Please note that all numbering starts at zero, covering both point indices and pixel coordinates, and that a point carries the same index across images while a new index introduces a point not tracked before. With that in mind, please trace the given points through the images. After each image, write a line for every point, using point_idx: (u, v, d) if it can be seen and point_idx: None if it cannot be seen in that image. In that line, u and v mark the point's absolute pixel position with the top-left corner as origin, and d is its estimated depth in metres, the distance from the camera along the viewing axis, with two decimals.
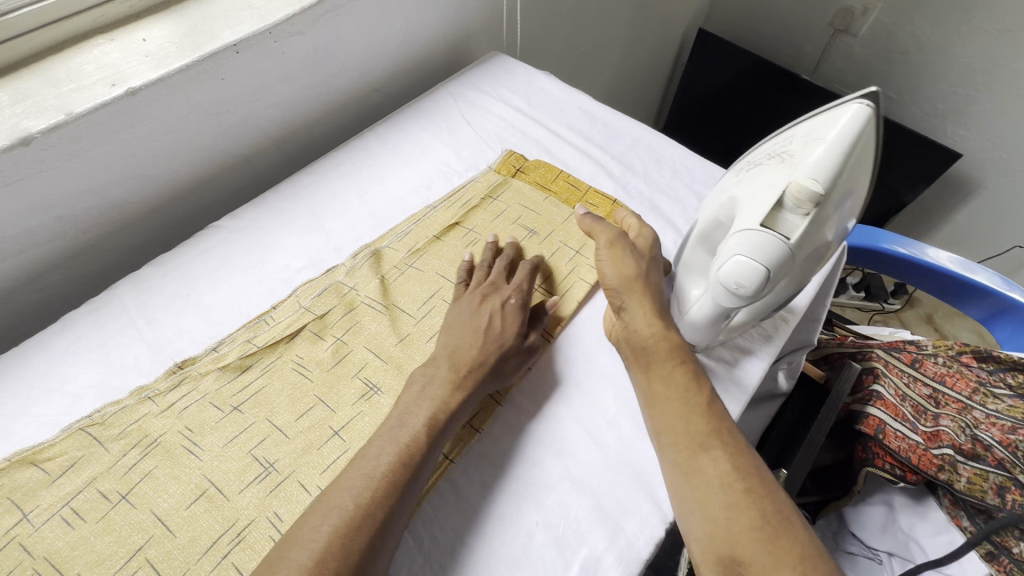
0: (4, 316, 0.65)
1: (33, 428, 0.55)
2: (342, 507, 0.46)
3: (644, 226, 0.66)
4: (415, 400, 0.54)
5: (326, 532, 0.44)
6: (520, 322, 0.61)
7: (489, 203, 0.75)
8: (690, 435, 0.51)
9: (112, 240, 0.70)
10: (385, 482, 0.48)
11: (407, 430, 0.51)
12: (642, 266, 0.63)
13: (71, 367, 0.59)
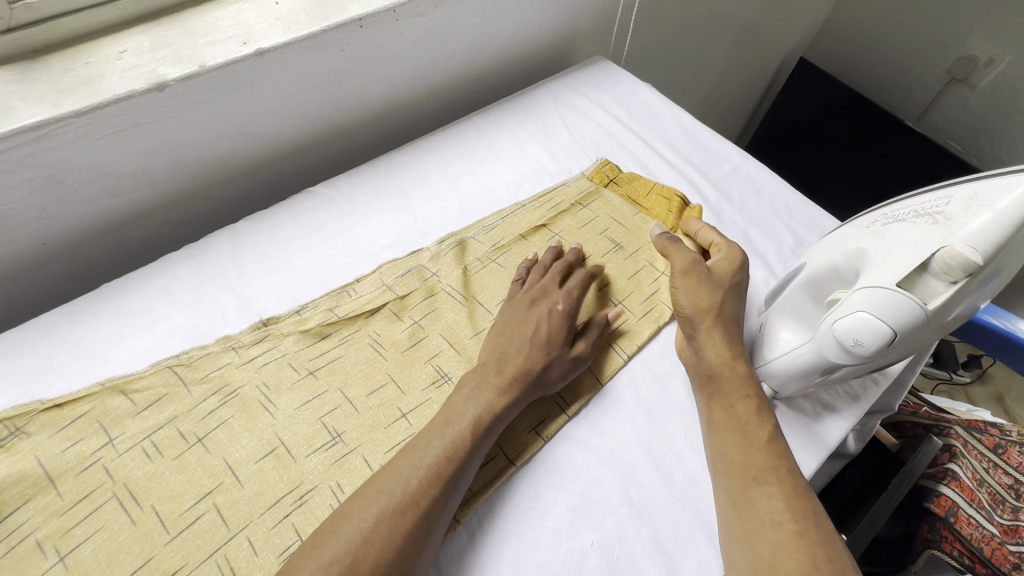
0: (110, 247, 0.69)
1: (125, 358, 0.58)
2: (390, 493, 0.46)
3: (729, 251, 0.64)
4: (485, 396, 0.54)
5: (375, 513, 0.45)
6: (566, 331, 0.60)
7: (578, 210, 0.74)
8: (745, 467, 0.50)
9: (214, 191, 0.73)
10: (438, 480, 0.48)
11: (454, 428, 0.51)
12: (717, 293, 0.60)
13: (166, 306, 0.62)
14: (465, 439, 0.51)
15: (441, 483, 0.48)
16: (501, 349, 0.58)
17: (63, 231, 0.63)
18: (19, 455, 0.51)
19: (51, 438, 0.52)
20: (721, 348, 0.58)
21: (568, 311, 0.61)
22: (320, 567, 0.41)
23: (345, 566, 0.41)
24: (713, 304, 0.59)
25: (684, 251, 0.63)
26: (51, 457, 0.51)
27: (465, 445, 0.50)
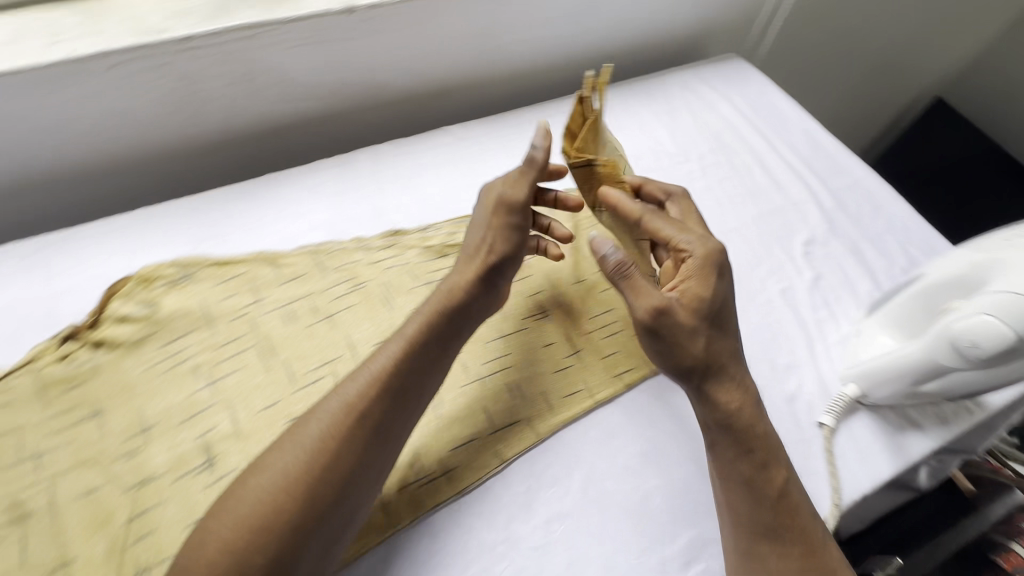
0: (270, 147, 0.78)
1: (276, 238, 0.67)
2: (336, 409, 0.44)
3: (692, 289, 0.50)
4: (416, 325, 0.50)
5: (320, 426, 0.43)
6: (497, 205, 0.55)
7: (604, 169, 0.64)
8: (756, 525, 0.48)
9: (364, 116, 0.81)
10: (351, 414, 0.44)
11: (387, 354, 0.48)
12: (697, 336, 0.49)
13: (313, 202, 0.70)
14: (385, 376, 0.46)
15: (363, 429, 0.44)
16: (433, 301, 0.51)
17: (241, 124, 0.73)
18: (188, 295, 0.61)
19: (212, 289, 0.62)
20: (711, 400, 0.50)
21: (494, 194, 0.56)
22: (262, 475, 0.41)
23: (278, 480, 0.41)
24: (693, 363, 0.49)
25: (642, 293, 0.48)
26: (210, 303, 0.61)
27: (408, 357, 0.48)
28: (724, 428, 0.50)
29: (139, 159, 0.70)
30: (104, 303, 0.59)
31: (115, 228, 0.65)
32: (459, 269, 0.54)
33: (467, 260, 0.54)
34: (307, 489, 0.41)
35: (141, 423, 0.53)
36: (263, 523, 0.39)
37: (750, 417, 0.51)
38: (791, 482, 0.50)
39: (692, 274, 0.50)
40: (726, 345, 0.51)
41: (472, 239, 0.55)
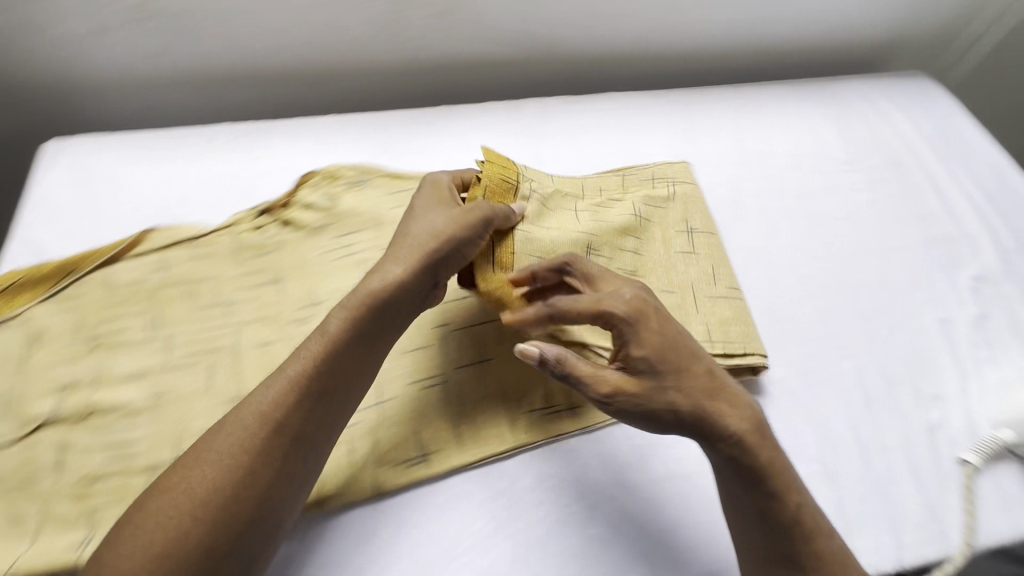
0: (445, 84, 0.82)
1: (443, 165, 0.71)
2: (248, 422, 0.41)
3: (638, 364, 0.46)
4: (336, 322, 0.46)
5: (229, 442, 0.40)
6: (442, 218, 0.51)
7: (557, 202, 0.60)
8: (772, 555, 0.46)
9: (535, 71, 0.83)
10: (280, 405, 0.42)
11: (301, 359, 0.44)
12: (659, 392, 0.46)
13: (480, 139, 0.74)
14: (305, 379, 0.43)
15: (296, 420, 0.42)
16: (351, 302, 0.47)
17: (425, 58, 0.78)
18: (362, 197, 0.66)
19: (383, 196, 0.67)
20: (709, 436, 0.46)
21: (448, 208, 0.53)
22: (170, 496, 0.38)
23: (189, 497, 0.38)
24: (670, 425, 0.46)
25: (593, 376, 0.47)
26: (380, 208, 0.66)
27: (331, 358, 0.44)
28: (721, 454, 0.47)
29: (333, 72, 0.77)
30: (294, 190, 0.67)
31: (308, 129, 0.73)
32: (378, 272, 0.48)
33: (398, 266, 0.48)
34: (223, 506, 0.38)
35: (312, 297, 0.59)
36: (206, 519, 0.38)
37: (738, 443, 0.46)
38: (806, 505, 0.46)
39: (618, 340, 0.47)
40: (694, 385, 0.47)
41: (400, 249, 0.49)
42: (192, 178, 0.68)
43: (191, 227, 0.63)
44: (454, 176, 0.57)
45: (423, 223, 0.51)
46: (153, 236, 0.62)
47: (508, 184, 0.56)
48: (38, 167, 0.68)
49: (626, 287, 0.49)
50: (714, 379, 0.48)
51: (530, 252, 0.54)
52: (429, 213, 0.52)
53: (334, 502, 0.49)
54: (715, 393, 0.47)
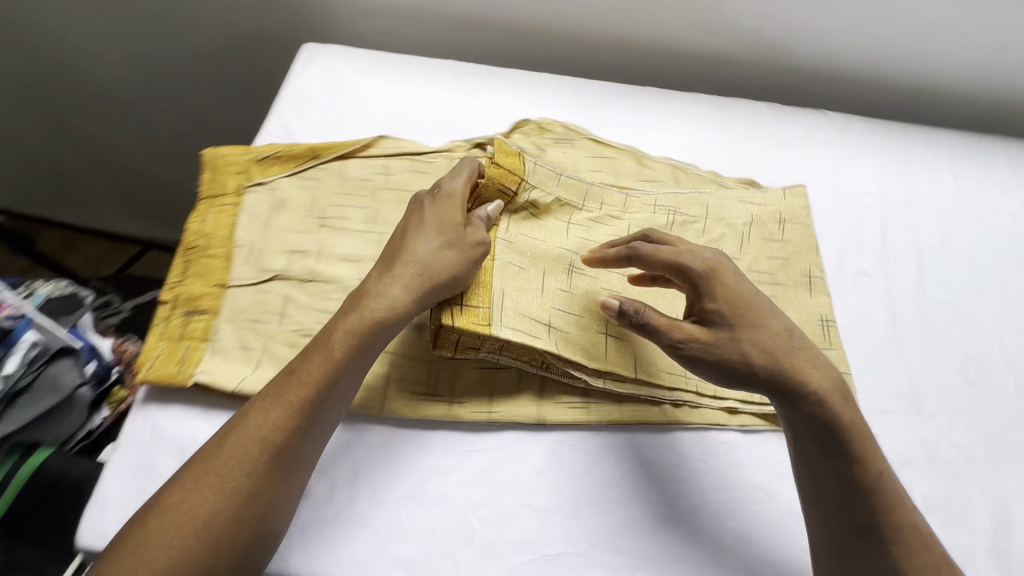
0: (656, 66, 0.84)
1: (645, 142, 0.73)
2: (250, 443, 0.45)
3: (718, 310, 0.51)
4: (338, 352, 0.49)
5: (233, 460, 0.44)
6: (451, 238, 0.52)
7: (550, 212, 0.61)
8: (848, 514, 0.47)
9: (745, 70, 0.83)
10: (282, 411, 0.46)
11: (299, 382, 0.48)
12: (734, 342, 0.49)
13: (685, 126, 0.75)
14: (304, 404, 0.47)
15: (299, 422, 0.47)
16: (354, 321, 0.50)
17: (643, 38, 0.80)
18: (566, 153, 0.70)
19: (584, 157, 0.70)
20: (791, 396, 0.49)
21: (448, 225, 0.53)
22: (173, 513, 0.43)
23: (191, 518, 0.42)
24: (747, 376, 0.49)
25: (668, 320, 0.50)
26: (580, 166, 0.69)
27: (332, 386, 0.48)
28: (807, 411, 0.49)
29: (555, 34, 0.81)
30: (506, 132, 0.71)
31: (526, 80, 0.77)
32: (379, 295, 0.50)
33: (400, 291, 0.50)
34: (225, 521, 0.43)
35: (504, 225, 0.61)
36: (226, 515, 0.43)
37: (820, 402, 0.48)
38: (889, 475, 0.49)
39: (692, 293, 0.52)
40: (774, 343, 0.50)
41: (404, 270, 0.51)
42: (418, 101, 0.74)
43: (414, 143, 0.69)
44: (467, 180, 0.57)
45: (426, 245, 0.52)
46: (382, 144, 0.69)
47: (505, 193, 0.59)
48: (296, 64, 0.77)
49: (705, 249, 0.53)
50: (792, 341, 0.50)
51: (511, 257, 0.57)
52: (433, 233, 0.52)
53: (501, 416, 0.54)
54: (796, 355, 0.50)
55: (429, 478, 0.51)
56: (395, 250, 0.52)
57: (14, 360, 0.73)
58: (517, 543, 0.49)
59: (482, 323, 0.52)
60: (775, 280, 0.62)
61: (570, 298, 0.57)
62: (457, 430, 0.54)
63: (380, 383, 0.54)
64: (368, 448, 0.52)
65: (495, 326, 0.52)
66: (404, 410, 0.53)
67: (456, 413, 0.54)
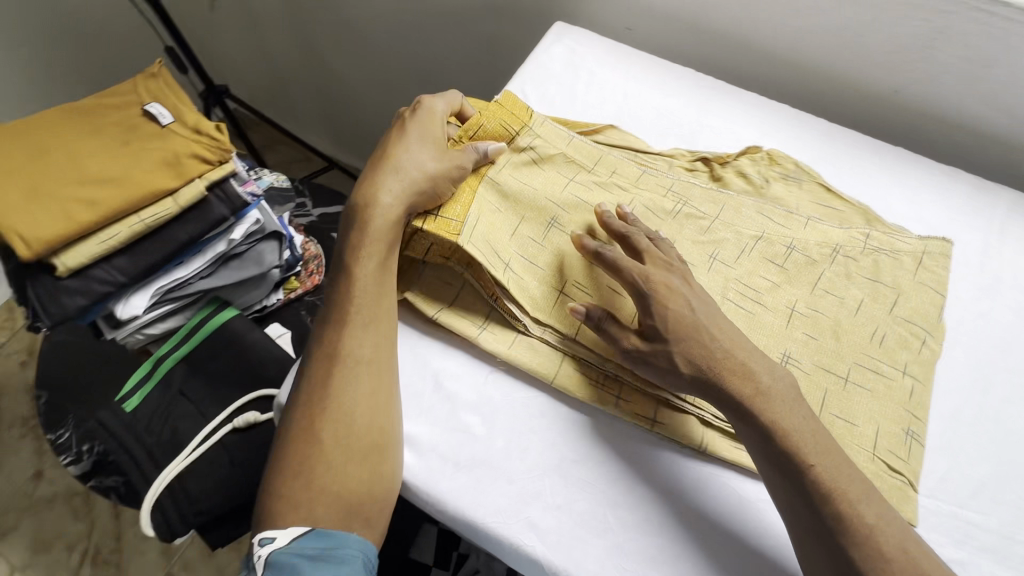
0: (912, 129, 0.77)
1: (880, 203, 0.68)
2: (324, 354, 0.53)
3: (671, 297, 0.51)
4: (369, 267, 0.54)
5: (317, 372, 0.52)
6: (431, 156, 0.56)
7: (554, 163, 0.62)
8: (794, 499, 0.46)
9: (1014, 157, 0.74)
10: (331, 325, 0.54)
11: (351, 296, 0.54)
12: (666, 352, 0.49)
13: (930, 200, 0.68)
14: (354, 313, 0.53)
15: (341, 327, 0.53)
16: (358, 236, 0.55)
17: (910, 96, 0.74)
18: (791, 191, 0.66)
19: (809, 200, 0.66)
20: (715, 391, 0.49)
21: (429, 144, 0.57)
22: (292, 425, 0.51)
23: (304, 428, 0.51)
24: (681, 369, 0.49)
25: (610, 321, 0.51)
26: (803, 208, 0.65)
27: (375, 292, 0.54)
28: (733, 417, 0.49)
29: (806, 68, 0.78)
30: (733, 154, 0.69)
31: (770, 108, 0.75)
32: (371, 204, 0.54)
33: (390, 199, 0.54)
34: (327, 424, 0.50)
35: (709, 252, 0.60)
36: (322, 417, 0.51)
37: (745, 412, 0.48)
38: (823, 467, 0.46)
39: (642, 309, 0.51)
40: (699, 351, 0.49)
41: (388, 177, 0.55)
42: (650, 101, 0.75)
43: (638, 140, 0.71)
44: (449, 104, 0.62)
45: (409, 155, 0.56)
46: (609, 133, 0.70)
47: (506, 131, 0.61)
48: (544, 39, 0.81)
49: (662, 271, 0.52)
50: (716, 350, 0.49)
51: (492, 194, 0.58)
52: (416, 146, 0.57)
53: (662, 430, 0.53)
54: (717, 364, 0.49)
55: (577, 461, 0.52)
56: (383, 159, 0.57)
57: (240, 231, 0.85)
58: (645, 555, 0.49)
59: (450, 233, 0.54)
60: (758, 299, 0.58)
61: (538, 250, 0.58)
62: (615, 427, 0.54)
63: (556, 359, 0.55)
64: (529, 413, 0.54)
65: (462, 238, 0.54)
66: (573, 390, 0.54)
67: (618, 410, 0.54)
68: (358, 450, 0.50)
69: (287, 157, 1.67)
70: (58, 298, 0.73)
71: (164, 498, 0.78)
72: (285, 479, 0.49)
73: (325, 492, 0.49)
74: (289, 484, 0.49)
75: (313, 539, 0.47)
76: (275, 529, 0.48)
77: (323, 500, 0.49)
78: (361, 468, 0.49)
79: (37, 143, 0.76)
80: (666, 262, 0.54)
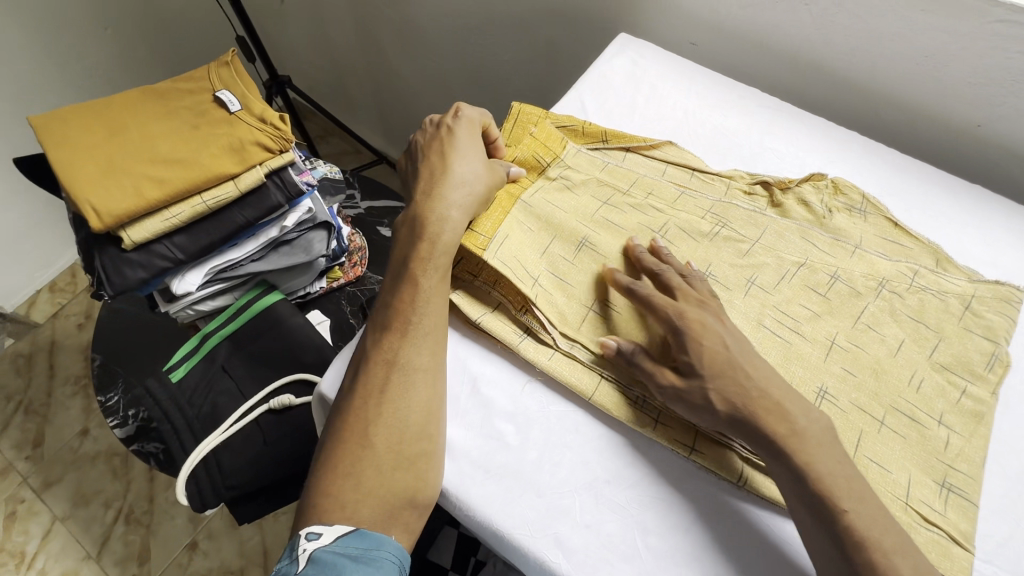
0: (993, 167, 0.73)
1: (952, 243, 0.64)
2: (382, 358, 0.53)
3: (709, 333, 0.50)
4: (430, 279, 0.55)
5: (374, 376, 0.53)
6: (483, 171, 0.59)
7: (584, 187, 0.63)
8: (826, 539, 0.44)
9: None
10: (390, 332, 0.54)
11: (410, 302, 0.54)
12: (702, 389, 0.48)
13: (1008, 243, 0.64)
14: (414, 322, 0.54)
15: (402, 335, 0.53)
16: (426, 248, 0.55)
17: (995, 132, 0.69)
18: (855, 224, 0.63)
19: (873, 234, 0.63)
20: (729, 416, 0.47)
21: (479, 158, 0.60)
22: (345, 425, 0.51)
23: (357, 430, 0.51)
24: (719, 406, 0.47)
25: (645, 356, 0.51)
26: (867, 242, 0.62)
27: (435, 303, 0.55)
28: (748, 440, 0.47)
29: (881, 96, 0.75)
30: (795, 180, 0.67)
31: (840, 135, 0.72)
32: (437, 216, 0.56)
33: (458, 215, 0.56)
34: (380, 428, 0.51)
35: (753, 277, 0.58)
36: (375, 423, 0.51)
37: (759, 434, 0.46)
38: (857, 514, 0.44)
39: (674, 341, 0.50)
40: (734, 390, 0.48)
41: (445, 191, 0.57)
42: (711, 120, 0.73)
43: (697, 159, 0.69)
44: (485, 119, 0.64)
45: (462, 169, 0.58)
46: (666, 149, 0.69)
47: (537, 162, 0.65)
48: (607, 50, 0.81)
49: (691, 308, 0.52)
50: (751, 388, 0.48)
51: (526, 216, 0.60)
52: (466, 159, 0.59)
53: (701, 460, 0.51)
54: (752, 404, 0.47)
55: (610, 481, 0.51)
56: (438, 170, 0.58)
57: (293, 218, 0.88)
58: None
59: (478, 247, 0.56)
60: (797, 328, 0.55)
61: (568, 267, 0.58)
62: (650, 450, 0.53)
63: (595, 376, 0.54)
64: (564, 427, 0.54)
65: (488, 253, 0.56)
66: (611, 409, 0.53)
67: (656, 434, 0.52)
68: (408, 458, 0.50)
69: (339, 148, 1.71)
70: (122, 270, 0.76)
71: (200, 470, 0.82)
72: (334, 478, 0.49)
73: (371, 493, 0.49)
74: (338, 482, 0.49)
75: (356, 539, 0.48)
76: (322, 524, 0.48)
77: (367, 502, 0.49)
78: (408, 476, 0.50)
79: (115, 122, 0.81)
80: (693, 297, 0.53)
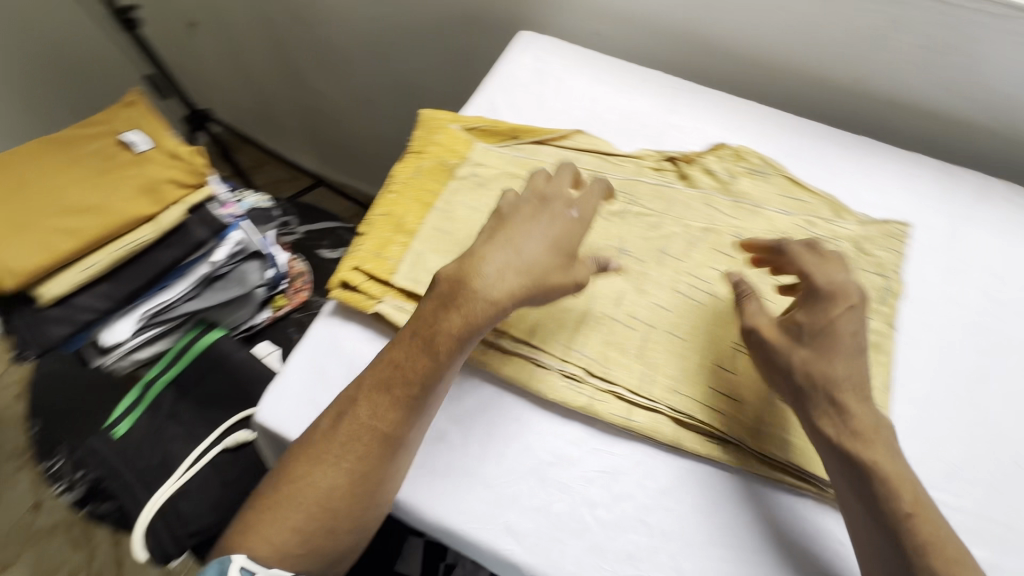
0: (877, 118, 0.78)
1: (848, 192, 0.69)
2: (372, 429, 0.49)
3: (840, 316, 0.50)
4: (450, 362, 0.50)
5: (358, 446, 0.49)
6: (553, 249, 0.52)
7: (496, 183, 0.65)
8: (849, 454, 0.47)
9: (978, 139, 0.75)
10: (389, 398, 0.49)
11: (424, 379, 0.50)
12: (789, 351, 0.51)
13: (897, 186, 0.69)
14: (416, 399, 0.50)
15: (401, 407, 0.49)
16: (458, 325, 0.49)
17: (875, 86, 0.75)
18: (758, 185, 0.67)
19: (776, 193, 0.66)
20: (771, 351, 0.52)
21: (549, 233, 0.53)
22: (306, 483, 0.48)
23: (321, 492, 0.48)
24: (817, 379, 0.49)
25: (760, 312, 0.54)
26: (770, 202, 0.65)
27: (445, 383, 0.51)
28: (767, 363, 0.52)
29: (772, 64, 0.79)
30: (700, 152, 0.71)
31: (737, 106, 0.76)
32: (479, 286, 0.49)
33: (505, 295, 0.50)
34: (344, 497, 0.48)
35: (663, 248, 0.62)
36: (337, 487, 0.48)
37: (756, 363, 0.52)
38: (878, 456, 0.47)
39: (804, 300, 0.52)
40: (822, 370, 0.49)
41: (506, 256, 0.50)
42: (617, 105, 0.76)
43: (606, 143, 0.72)
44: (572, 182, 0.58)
45: (536, 243, 0.51)
46: (576, 137, 0.71)
47: (444, 165, 0.67)
48: (511, 48, 0.82)
49: (844, 277, 0.52)
50: (840, 374, 0.49)
51: (442, 222, 0.62)
52: (546, 234, 0.52)
53: (640, 429, 0.53)
54: (822, 385, 0.49)
55: (553, 463, 0.53)
56: (506, 237, 0.52)
57: (223, 251, 0.86)
58: (625, 553, 0.49)
59: (387, 271, 0.60)
60: (708, 290, 0.60)
61: None
62: (591, 427, 0.55)
63: (528, 363, 0.56)
64: (505, 418, 0.55)
65: (396, 275, 0.59)
66: (545, 392, 0.55)
67: (593, 411, 0.54)
68: (356, 522, 0.49)
69: (274, 176, 1.68)
70: (41, 327, 0.73)
71: (157, 523, 0.79)
72: (281, 529, 0.47)
73: (314, 548, 0.48)
74: (286, 536, 0.47)
75: None
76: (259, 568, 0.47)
77: (309, 556, 0.48)
78: (353, 536, 0.50)
79: (14, 174, 0.77)
80: (846, 263, 0.53)
